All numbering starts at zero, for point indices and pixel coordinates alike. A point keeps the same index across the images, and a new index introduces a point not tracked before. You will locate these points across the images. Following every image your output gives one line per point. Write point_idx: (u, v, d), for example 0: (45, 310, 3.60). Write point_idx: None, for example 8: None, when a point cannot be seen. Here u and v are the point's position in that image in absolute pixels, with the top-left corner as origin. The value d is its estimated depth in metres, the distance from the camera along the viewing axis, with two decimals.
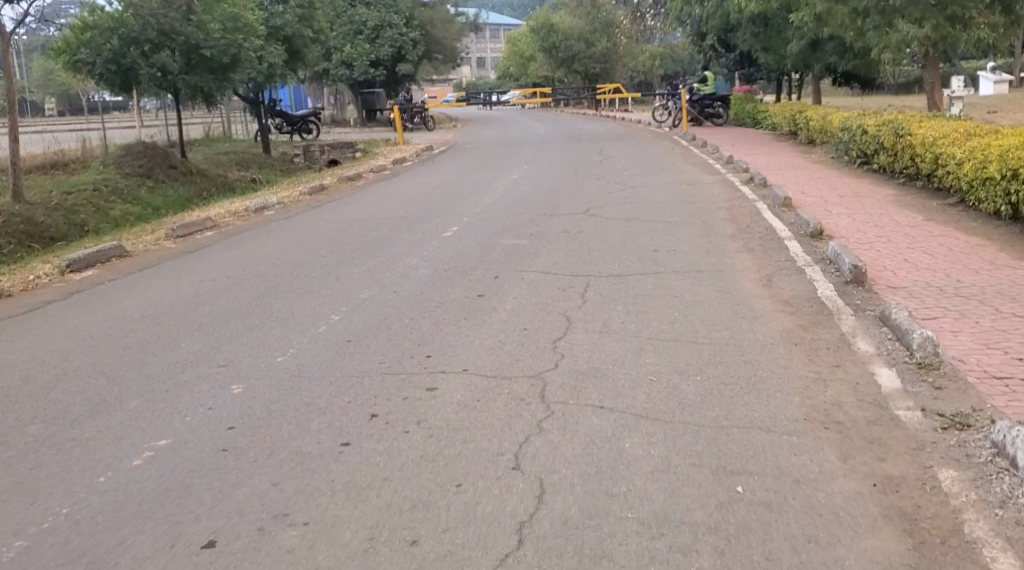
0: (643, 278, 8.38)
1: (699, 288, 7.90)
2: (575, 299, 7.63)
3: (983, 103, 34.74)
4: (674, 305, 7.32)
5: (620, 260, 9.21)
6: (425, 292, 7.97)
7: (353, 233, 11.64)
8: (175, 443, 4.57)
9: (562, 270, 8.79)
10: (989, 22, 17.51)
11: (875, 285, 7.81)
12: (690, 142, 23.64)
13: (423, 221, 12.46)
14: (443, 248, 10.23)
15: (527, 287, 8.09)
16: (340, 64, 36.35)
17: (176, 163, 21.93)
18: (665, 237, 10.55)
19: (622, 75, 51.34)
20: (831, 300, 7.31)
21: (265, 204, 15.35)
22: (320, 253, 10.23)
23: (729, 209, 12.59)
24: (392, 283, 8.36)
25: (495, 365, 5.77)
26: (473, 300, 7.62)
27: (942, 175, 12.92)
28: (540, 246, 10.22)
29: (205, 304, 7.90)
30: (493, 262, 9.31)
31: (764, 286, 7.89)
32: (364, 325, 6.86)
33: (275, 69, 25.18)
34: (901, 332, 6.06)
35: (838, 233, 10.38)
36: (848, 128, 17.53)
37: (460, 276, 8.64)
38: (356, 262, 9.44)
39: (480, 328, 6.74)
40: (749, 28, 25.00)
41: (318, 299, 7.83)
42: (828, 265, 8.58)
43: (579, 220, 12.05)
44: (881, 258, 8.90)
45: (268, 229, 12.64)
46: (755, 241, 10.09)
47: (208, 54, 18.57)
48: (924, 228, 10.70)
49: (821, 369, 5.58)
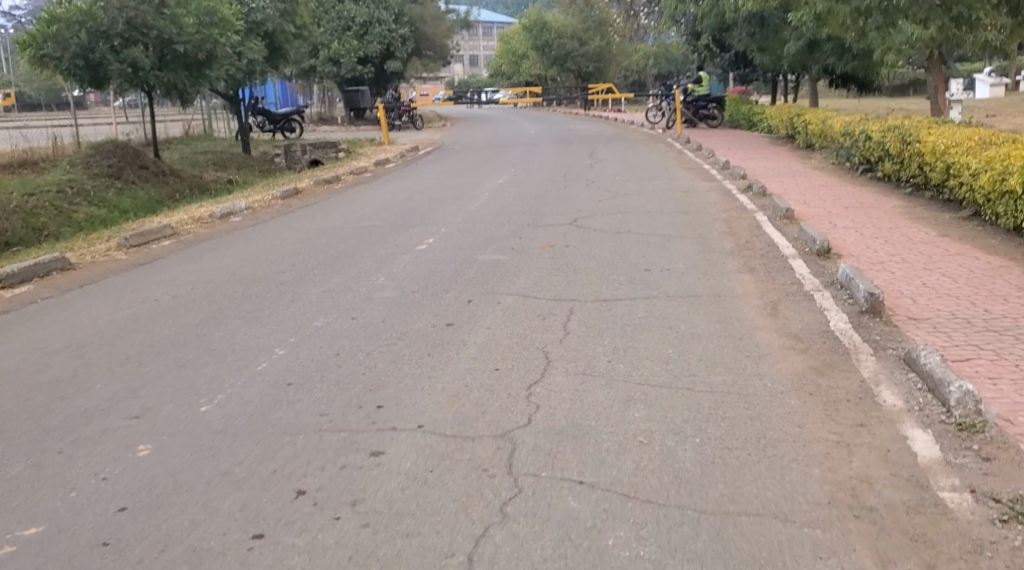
0: (633, 304, 7.51)
1: (696, 317, 7.02)
2: (557, 329, 6.77)
3: (982, 107, 34.03)
4: (666, 339, 6.44)
5: (608, 282, 8.33)
6: (389, 319, 7.09)
7: (320, 245, 10.73)
8: (46, 533, 3.74)
9: (544, 294, 7.90)
10: (998, 23, 16.65)
11: (895, 316, 6.93)
12: (685, 145, 22.78)
13: (397, 231, 11.57)
14: (415, 264, 9.33)
15: (503, 314, 7.23)
16: (328, 60, 35.09)
17: (148, 163, 21.02)
18: (658, 254, 9.67)
19: (615, 75, 50.54)
20: (846, 335, 6.42)
21: (232, 209, 14.40)
22: (280, 269, 9.33)
23: (727, 221, 11.72)
24: (350, 308, 7.46)
25: (457, 420, 4.88)
26: (440, 330, 6.73)
27: (955, 186, 12.09)
28: (522, 263, 9.34)
29: (138, 332, 6.99)
30: (467, 282, 8.42)
31: (769, 316, 7.02)
32: (312, 361, 5.98)
33: (255, 66, 24.34)
34: (933, 382, 5.17)
35: (846, 250, 9.50)
36: (850, 133, 16.70)
37: (430, 299, 7.76)
38: (317, 281, 8.55)
39: (447, 366, 5.85)
40: (745, 28, 24.14)
41: (266, 327, 6.92)
42: (840, 291, 7.71)
43: (567, 232, 11.15)
44: (896, 282, 8.03)
45: (231, 239, 11.71)
46: (756, 259, 9.22)
47: (182, 50, 17.58)
48: (938, 245, 9.83)
49: (843, 429, 4.70)
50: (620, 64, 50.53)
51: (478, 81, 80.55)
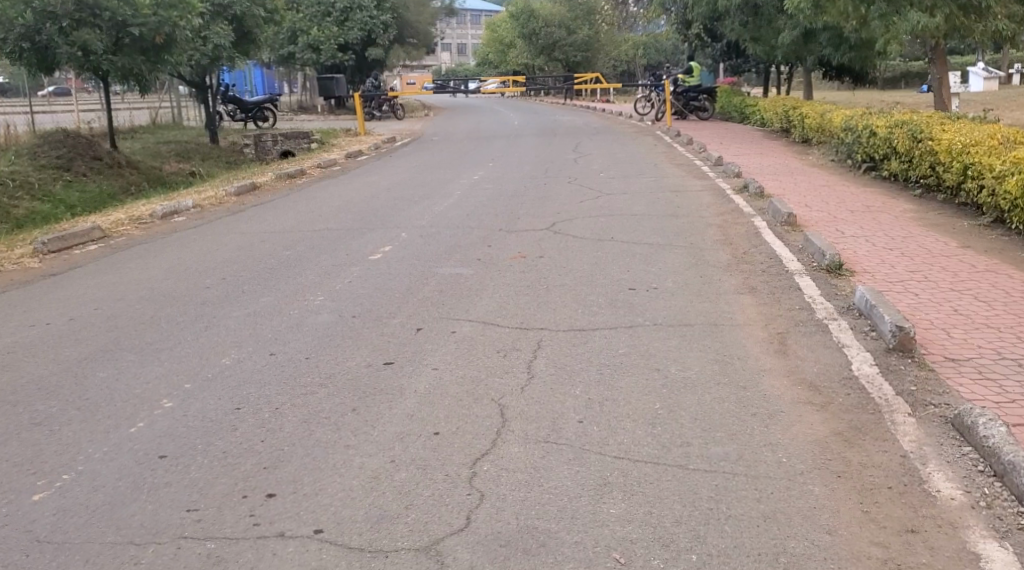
0: (613, 336, 6.29)
1: (690, 355, 5.80)
2: (519, 371, 5.54)
3: (979, 101, 32.85)
4: (651, 388, 5.21)
5: (586, 305, 7.11)
6: (317, 354, 5.83)
7: (261, 253, 9.48)
8: None
9: (508, 321, 6.68)
10: (1009, 12, 15.33)
11: (929, 356, 5.71)
12: (675, 138, 21.59)
13: (352, 236, 10.31)
14: (363, 278, 8.10)
15: (457, 348, 6.00)
16: (307, 47, 33.93)
17: (101, 154, 19.64)
18: (644, 268, 8.43)
19: (603, 65, 49.51)
20: (875, 386, 5.19)
21: (177, 208, 13.08)
22: (205, 285, 8.06)
23: (721, 227, 10.50)
24: (272, 340, 6.20)
25: (369, 519, 3.65)
26: (376, 371, 5.49)
27: (973, 191, 10.91)
28: (488, 278, 8.14)
29: (7, 372, 5.71)
30: (420, 304, 7.15)
31: (776, 355, 5.79)
32: (205, 420, 4.72)
33: (222, 52, 23.02)
34: (1002, 465, 3.96)
35: (859, 266, 8.29)
36: (852, 128, 15.51)
37: (372, 325, 6.52)
38: (244, 301, 7.30)
39: (373, 427, 4.59)
40: (738, 16, 22.76)
41: (163, 367, 5.66)
42: (858, 320, 6.50)
43: (542, 240, 9.91)
44: (924, 308, 6.82)
45: (164, 244, 10.39)
46: (757, 277, 7.99)
47: (137, 33, 16.16)
48: (962, 259, 8.64)
49: (884, 538, 3.55)
50: (607, 53, 49.18)
51: (463, 70, 78.95)
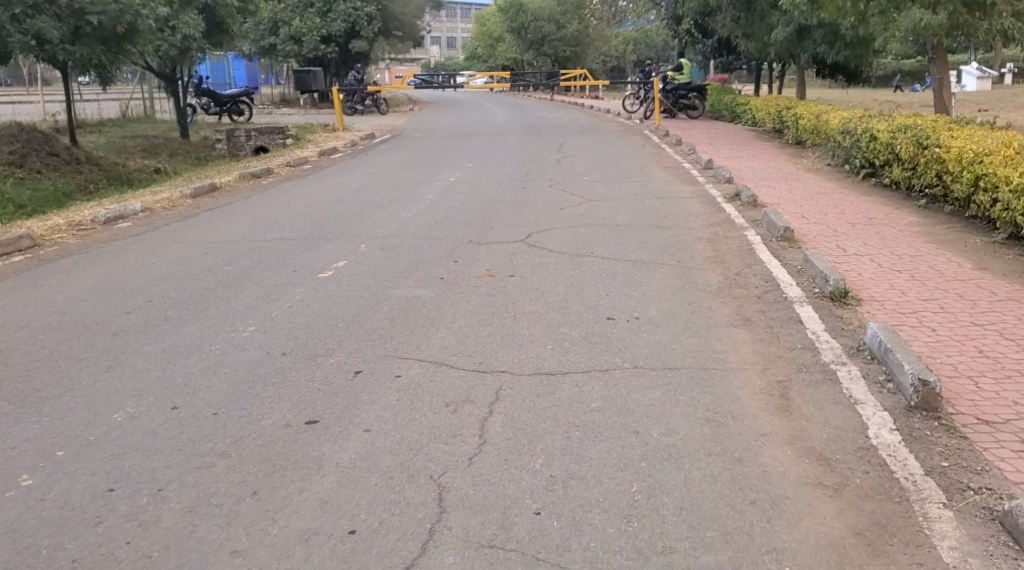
0: (587, 382, 5.34)
1: (676, 413, 4.84)
2: (468, 432, 4.57)
3: (975, 100, 31.97)
4: (629, 459, 4.27)
5: (558, 340, 6.17)
6: (229, 408, 4.86)
7: (199, 268, 8.51)
8: None
9: (465, 360, 5.71)
10: (1017, 10, 14.34)
11: (960, 417, 4.79)
12: (666, 137, 20.66)
13: (306, 248, 9.33)
14: (307, 301, 7.12)
15: (398, 397, 5.02)
16: (289, 39, 32.86)
17: (58, 150, 18.62)
18: (626, 292, 7.49)
19: (593, 59, 48.55)
20: (901, 460, 4.26)
21: (123, 211, 12.07)
22: (125, 308, 7.08)
23: (711, 242, 9.56)
24: (180, 387, 5.22)
25: None
26: (293, 434, 4.53)
27: (985, 204, 10.00)
28: (450, 301, 7.21)
29: None
30: (365, 336, 6.18)
31: (778, 413, 4.85)
32: (65, 507, 3.80)
33: (192, 43, 21.82)
34: None
35: (867, 293, 7.37)
36: (851, 130, 14.58)
37: (304, 366, 5.55)
38: (162, 334, 6.32)
39: (274, 523, 3.68)
40: (730, 11, 21.76)
41: (38, 424, 4.68)
42: (871, 365, 5.58)
43: (514, 254, 8.95)
44: (946, 349, 5.89)
45: (97, 256, 9.40)
46: (753, 305, 7.05)
47: (96, 21, 15.08)
48: (981, 285, 7.72)
49: None
50: (597, 48, 48.20)
51: (451, 63, 77.72)
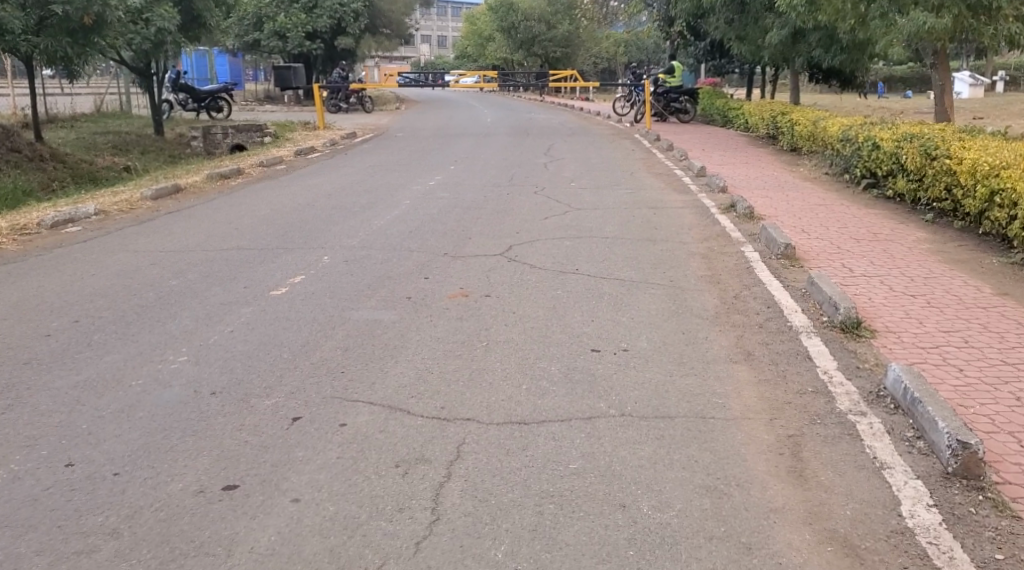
0: (566, 433, 4.56)
1: (669, 477, 4.06)
2: (419, 504, 3.77)
3: (970, 108, 31.33)
4: (610, 547, 3.49)
5: (535, 378, 5.38)
6: (135, 466, 4.06)
7: (142, 282, 7.66)
8: None
9: (426, 403, 4.92)
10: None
11: (1007, 486, 4.03)
12: (657, 141, 19.90)
13: (263, 260, 8.49)
14: (253, 325, 6.30)
15: (339, 453, 4.21)
16: (273, 34, 31.98)
17: (20, 147, 17.68)
18: (613, 317, 6.70)
19: (584, 60, 47.80)
20: (945, 552, 3.54)
21: (74, 215, 11.19)
22: (47, 331, 6.24)
23: (706, 259, 8.78)
24: (85, 435, 4.41)
25: None
26: (205, 504, 3.74)
27: (1001, 220, 9.25)
28: (416, 326, 6.41)
29: None
30: (311, 371, 5.38)
31: (791, 478, 4.08)
32: None
33: (167, 37, 20.83)
34: None
35: (879, 323, 6.61)
36: (851, 138, 13.83)
37: (236, 410, 4.73)
38: (79, 365, 5.48)
39: None
40: (724, 13, 21.04)
41: None
42: (894, 414, 4.82)
43: (491, 270, 8.16)
44: (977, 396, 5.12)
45: (33, 265, 8.53)
46: (754, 336, 6.27)
47: (60, 11, 14.05)
48: (1005, 314, 6.96)
49: None
50: (588, 49, 47.46)
51: (441, 61, 76.86)
